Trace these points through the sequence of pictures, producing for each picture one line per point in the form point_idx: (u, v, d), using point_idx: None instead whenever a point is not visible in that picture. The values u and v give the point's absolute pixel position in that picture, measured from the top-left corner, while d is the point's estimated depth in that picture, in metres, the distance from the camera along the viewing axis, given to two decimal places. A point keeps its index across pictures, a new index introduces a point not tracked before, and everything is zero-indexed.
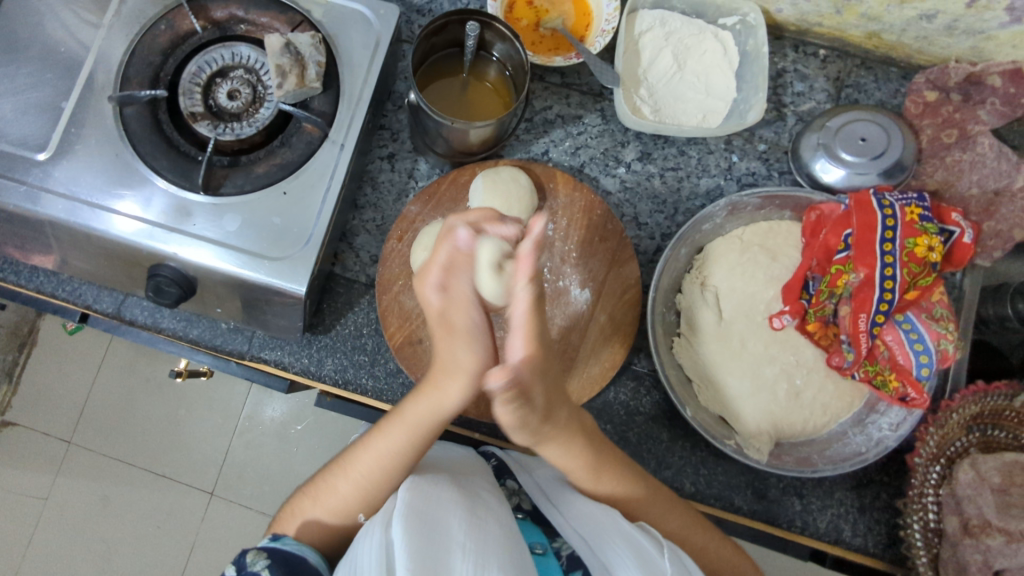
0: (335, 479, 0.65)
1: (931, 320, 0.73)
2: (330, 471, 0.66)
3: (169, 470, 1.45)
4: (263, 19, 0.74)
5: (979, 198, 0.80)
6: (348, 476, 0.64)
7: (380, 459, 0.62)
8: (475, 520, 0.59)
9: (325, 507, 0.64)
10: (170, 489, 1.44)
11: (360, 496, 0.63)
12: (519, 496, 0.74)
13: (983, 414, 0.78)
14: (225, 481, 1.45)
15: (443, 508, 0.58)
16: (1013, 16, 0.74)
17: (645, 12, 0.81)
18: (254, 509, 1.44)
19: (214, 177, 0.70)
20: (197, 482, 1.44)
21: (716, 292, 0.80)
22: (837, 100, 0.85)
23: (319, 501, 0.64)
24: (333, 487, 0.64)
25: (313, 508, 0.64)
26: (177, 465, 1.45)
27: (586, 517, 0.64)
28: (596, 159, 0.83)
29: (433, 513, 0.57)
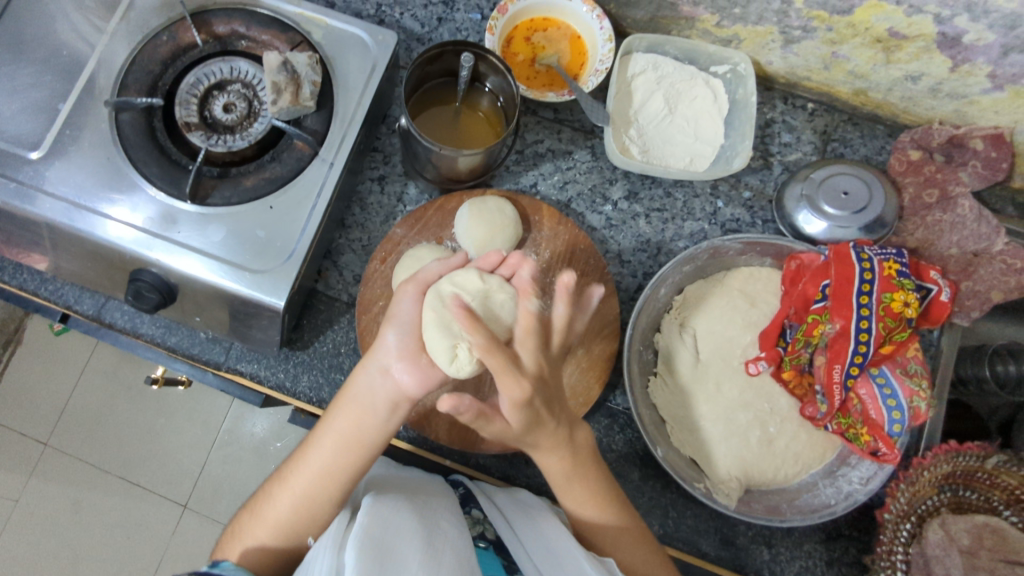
0: (273, 489, 0.65)
1: (906, 376, 0.73)
2: (272, 483, 0.66)
3: (143, 479, 1.43)
4: (263, 37, 0.76)
5: (958, 258, 0.82)
6: (283, 485, 0.64)
7: (316, 465, 0.63)
8: (431, 551, 0.58)
9: (268, 527, 0.63)
10: (143, 498, 1.42)
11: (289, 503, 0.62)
12: (483, 524, 0.72)
13: (955, 473, 0.77)
14: (199, 494, 1.43)
15: (400, 535, 0.58)
16: (995, 83, 0.75)
17: (638, 55, 0.83)
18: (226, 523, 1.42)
19: (202, 188, 0.70)
20: (172, 493, 1.43)
21: (693, 334, 0.80)
22: (823, 153, 0.87)
23: (257, 515, 0.64)
24: (270, 499, 0.64)
25: (257, 527, 0.63)
26: (153, 474, 1.43)
27: (546, 548, 0.64)
28: (583, 196, 0.84)
29: (390, 540, 0.57)
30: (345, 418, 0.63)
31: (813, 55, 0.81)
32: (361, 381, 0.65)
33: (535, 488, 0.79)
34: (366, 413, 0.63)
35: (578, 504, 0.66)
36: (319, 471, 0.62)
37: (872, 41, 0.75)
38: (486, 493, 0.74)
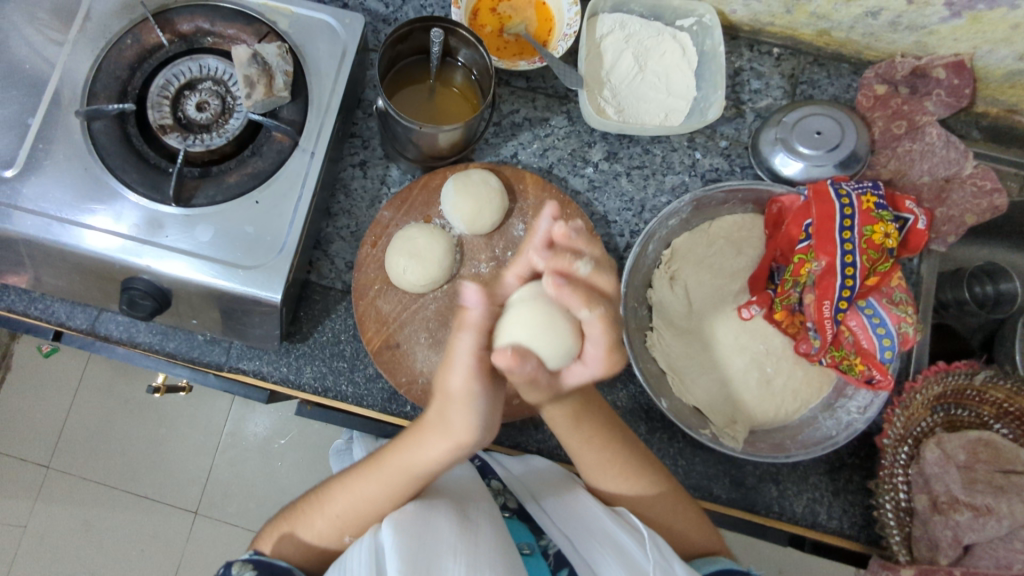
0: (312, 513, 0.65)
1: (892, 304, 0.75)
2: (311, 500, 0.66)
3: (151, 491, 1.43)
4: (229, 31, 0.75)
5: (930, 185, 0.84)
6: (325, 513, 0.64)
7: (364, 510, 0.63)
8: (468, 523, 0.61)
9: (302, 534, 0.65)
10: (153, 511, 1.42)
11: (334, 532, 0.64)
12: (505, 494, 0.75)
13: (947, 393, 0.80)
14: (210, 499, 1.43)
15: (437, 510, 0.61)
16: (952, 11, 0.77)
17: (604, 16, 0.84)
18: (242, 526, 1.42)
19: (185, 189, 0.70)
20: (182, 502, 1.43)
21: (684, 286, 0.81)
22: (793, 96, 0.89)
23: (294, 522, 0.65)
24: (311, 520, 0.65)
25: (289, 528, 0.65)
26: (160, 485, 1.43)
27: (571, 515, 0.67)
28: (564, 160, 0.85)
29: (429, 517, 0.59)
30: (400, 468, 0.60)
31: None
32: (421, 459, 0.59)
33: (546, 452, 0.80)
34: (427, 478, 0.61)
35: (599, 468, 0.68)
36: (367, 512, 0.63)
37: None
38: (531, 492, 0.72)
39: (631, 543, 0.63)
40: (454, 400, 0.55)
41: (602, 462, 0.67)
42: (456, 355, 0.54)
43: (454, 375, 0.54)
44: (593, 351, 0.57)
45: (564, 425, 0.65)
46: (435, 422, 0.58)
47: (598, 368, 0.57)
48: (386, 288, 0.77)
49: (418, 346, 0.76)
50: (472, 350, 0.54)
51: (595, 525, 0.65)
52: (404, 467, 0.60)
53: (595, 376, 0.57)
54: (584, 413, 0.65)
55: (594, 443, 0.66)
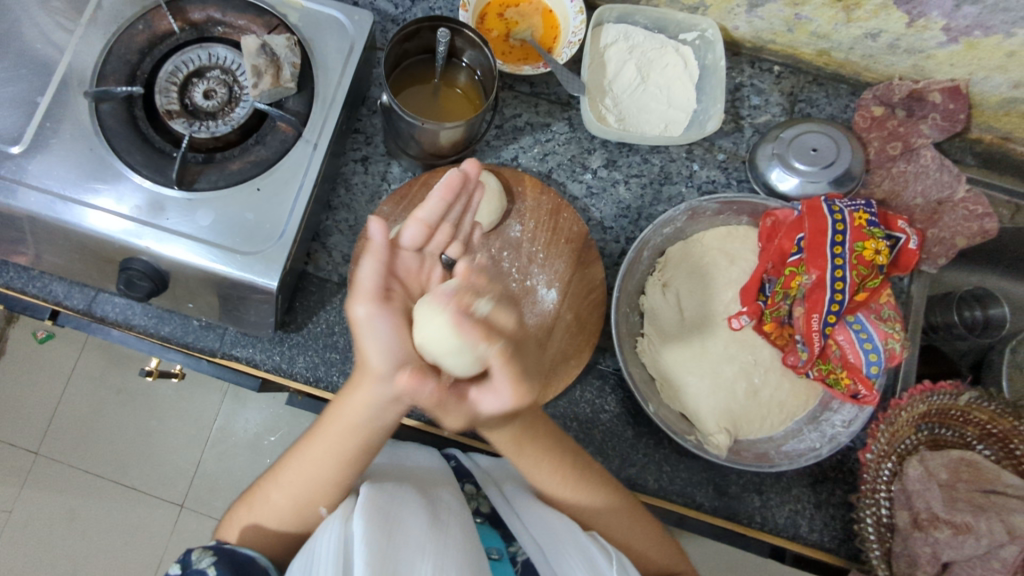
0: (268, 489, 0.65)
1: (880, 320, 0.76)
2: (267, 479, 0.67)
3: (138, 482, 1.42)
4: (240, 22, 0.77)
5: (923, 207, 0.85)
6: (279, 486, 0.65)
7: (314, 473, 0.63)
8: (436, 520, 0.62)
9: (259, 515, 0.65)
10: (139, 501, 1.42)
11: (290, 506, 0.64)
12: (478, 499, 0.77)
13: (931, 412, 0.80)
14: (196, 492, 1.42)
15: (406, 507, 0.61)
16: (950, 36, 0.79)
17: (609, 26, 0.86)
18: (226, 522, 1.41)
19: (188, 173, 0.71)
20: (168, 494, 1.42)
21: (676, 294, 0.82)
22: (791, 114, 0.90)
23: (252, 507, 0.66)
24: (266, 496, 0.65)
25: (249, 515, 0.66)
26: (147, 476, 1.43)
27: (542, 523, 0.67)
28: (563, 166, 0.87)
29: (398, 511, 0.59)
30: (339, 421, 0.61)
31: (777, 18, 0.84)
32: (358, 408, 0.59)
33: None
34: (368, 430, 0.60)
35: (560, 492, 0.69)
36: (318, 482, 0.63)
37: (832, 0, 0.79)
38: (493, 482, 0.74)
39: (600, 560, 0.63)
40: (360, 326, 0.55)
41: (547, 472, 0.67)
42: (362, 278, 0.55)
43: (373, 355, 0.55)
44: (501, 378, 0.53)
45: (509, 454, 0.65)
46: (360, 369, 0.58)
47: (508, 395, 0.54)
48: None
49: None
50: (373, 275, 0.55)
51: (559, 527, 0.66)
52: (339, 423, 0.61)
53: (506, 407, 0.55)
54: (526, 439, 0.63)
55: (546, 465, 0.66)
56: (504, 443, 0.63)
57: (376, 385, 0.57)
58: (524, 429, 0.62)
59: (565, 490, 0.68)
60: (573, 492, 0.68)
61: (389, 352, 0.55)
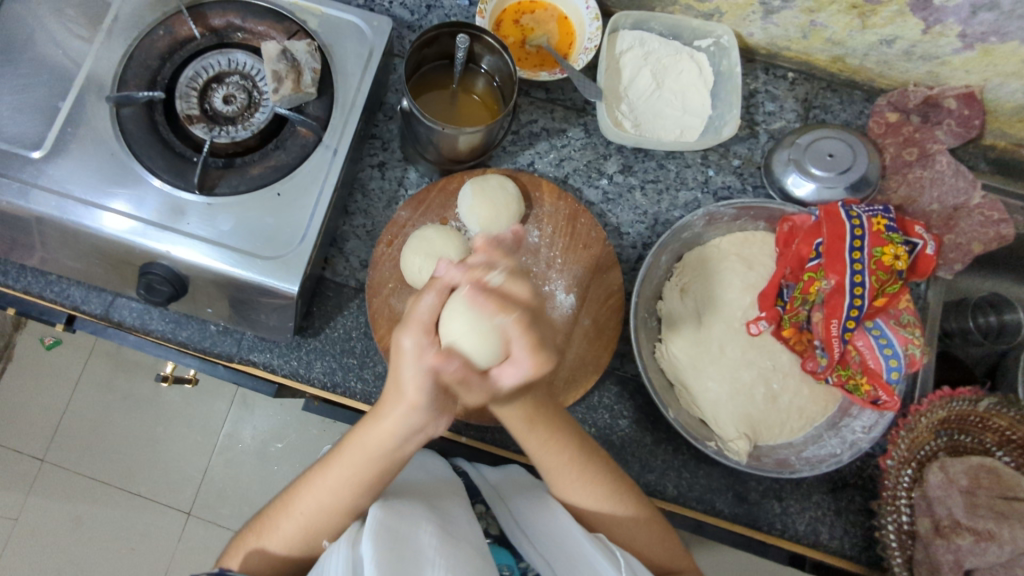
0: (277, 516, 0.64)
1: (899, 326, 0.75)
2: (275, 506, 0.66)
3: (145, 489, 1.42)
4: (260, 28, 0.77)
5: (939, 213, 0.85)
6: (289, 514, 0.63)
7: (328, 503, 0.63)
8: (446, 535, 0.62)
9: (268, 542, 0.64)
10: (146, 510, 1.41)
11: (302, 534, 0.63)
12: (487, 518, 0.77)
13: (950, 419, 0.80)
14: (204, 500, 1.42)
15: (415, 523, 0.61)
16: (965, 43, 0.80)
17: (625, 33, 0.87)
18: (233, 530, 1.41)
19: (209, 178, 0.71)
20: (176, 502, 1.42)
21: (695, 300, 0.81)
22: (805, 120, 0.91)
23: (261, 534, 0.64)
24: (277, 525, 0.64)
25: (256, 541, 0.64)
26: (155, 484, 1.42)
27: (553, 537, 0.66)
28: (579, 171, 0.87)
29: (407, 528, 0.59)
30: (370, 449, 0.61)
31: (792, 25, 0.85)
32: (387, 437, 0.61)
33: None
34: (392, 459, 0.62)
35: (574, 491, 0.69)
36: (336, 507, 0.63)
37: (848, 7, 0.79)
38: (503, 497, 0.73)
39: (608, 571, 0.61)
40: (405, 357, 0.57)
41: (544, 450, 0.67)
42: (416, 313, 0.59)
43: (406, 385, 0.58)
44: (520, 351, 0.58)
45: (520, 431, 0.66)
46: (392, 396, 0.60)
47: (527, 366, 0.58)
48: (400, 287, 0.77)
49: None
50: (432, 310, 0.59)
51: (575, 550, 0.64)
52: (367, 454, 0.61)
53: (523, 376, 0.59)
54: (538, 419, 0.66)
55: (553, 447, 0.66)
56: (514, 418, 0.65)
57: (409, 410, 0.59)
58: (536, 407, 0.65)
59: (566, 475, 0.68)
60: (588, 492, 0.68)
61: (420, 385, 0.58)
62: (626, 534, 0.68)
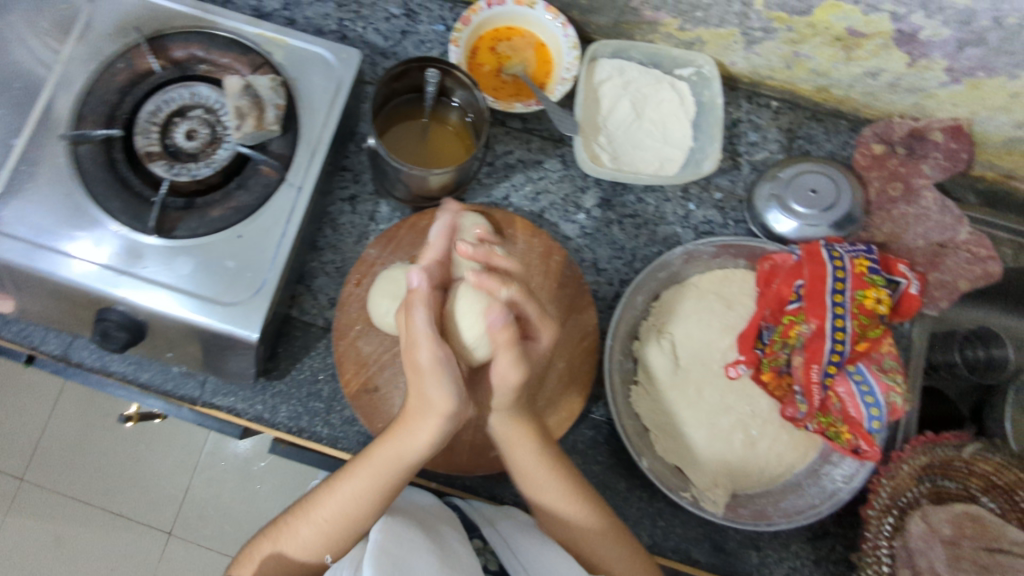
0: (297, 521, 0.62)
1: (882, 371, 0.73)
2: (297, 513, 0.63)
3: (127, 509, 1.40)
4: (224, 59, 0.74)
5: (925, 249, 0.84)
6: (310, 518, 0.62)
7: (354, 507, 0.62)
8: (448, 565, 0.60)
9: (286, 547, 0.62)
10: (128, 529, 1.39)
11: (320, 542, 0.61)
12: (485, 554, 0.70)
13: (933, 464, 0.78)
14: (185, 521, 1.40)
15: (417, 549, 0.59)
16: (952, 77, 0.77)
17: (604, 61, 0.84)
18: (217, 550, 1.40)
19: (167, 220, 0.69)
20: (157, 522, 1.40)
21: (672, 340, 0.79)
22: (789, 151, 0.88)
23: (278, 539, 0.62)
24: (295, 530, 0.62)
25: (274, 547, 0.62)
26: (135, 503, 1.40)
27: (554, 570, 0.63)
28: (556, 205, 0.84)
29: (409, 555, 0.58)
30: (397, 452, 0.62)
31: (774, 55, 0.82)
32: (407, 438, 0.62)
33: (523, 506, 0.78)
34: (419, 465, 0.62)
35: (562, 507, 0.67)
36: (352, 512, 0.62)
37: (832, 40, 0.77)
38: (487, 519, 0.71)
39: None
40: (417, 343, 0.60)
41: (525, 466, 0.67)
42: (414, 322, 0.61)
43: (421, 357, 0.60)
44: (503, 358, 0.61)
45: (521, 449, 0.67)
46: (418, 408, 0.61)
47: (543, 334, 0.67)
48: (368, 328, 0.75)
49: (399, 391, 0.74)
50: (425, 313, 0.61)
51: None
52: (395, 456, 0.62)
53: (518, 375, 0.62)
54: (529, 429, 0.67)
55: (544, 464, 0.67)
56: (516, 436, 0.67)
57: (439, 404, 0.60)
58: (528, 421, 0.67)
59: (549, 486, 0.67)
60: (590, 516, 0.67)
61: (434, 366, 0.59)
62: (596, 545, 0.67)
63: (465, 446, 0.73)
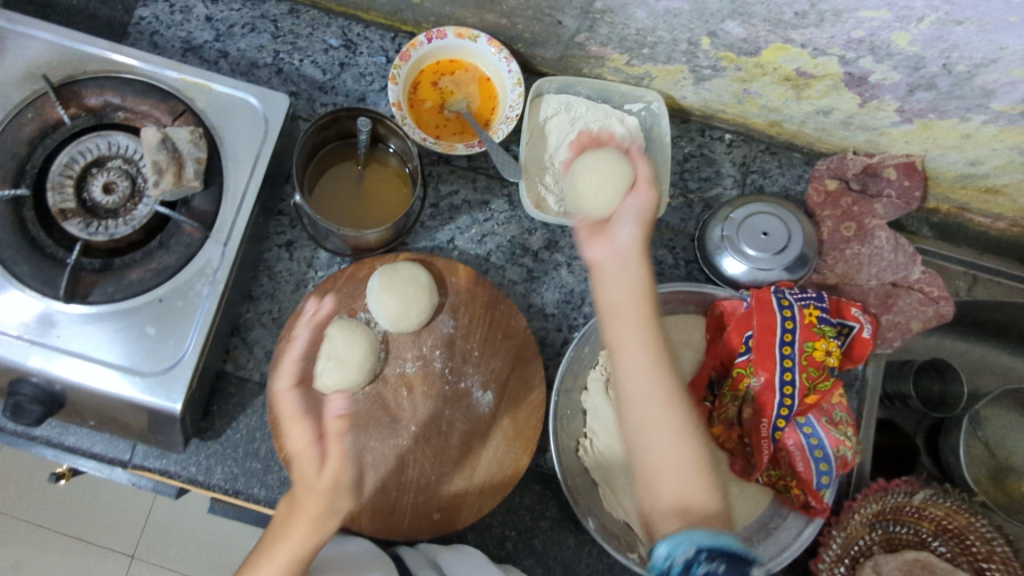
0: None
1: (832, 425, 0.72)
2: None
3: (87, 531, 1.27)
4: (142, 107, 0.70)
5: (877, 291, 0.82)
6: None
7: (296, 559, 0.57)
8: None
9: None
10: (87, 553, 1.26)
11: None
12: None
13: (886, 510, 0.78)
14: (148, 543, 1.28)
15: None
16: (904, 117, 0.75)
17: (550, 97, 0.80)
18: (180, 573, 1.27)
19: (81, 284, 0.65)
20: (118, 545, 1.27)
21: (620, 389, 0.78)
22: (743, 186, 0.86)
23: None
24: None
25: None
26: (97, 527, 1.27)
27: None
28: (502, 248, 0.82)
29: None
30: (308, 507, 0.58)
31: (725, 91, 0.80)
32: (313, 493, 0.58)
33: None
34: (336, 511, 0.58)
35: (669, 445, 0.57)
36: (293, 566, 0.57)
37: (781, 79, 0.75)
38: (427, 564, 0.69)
39: None
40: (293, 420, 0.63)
41: (646, 347, 0.60)
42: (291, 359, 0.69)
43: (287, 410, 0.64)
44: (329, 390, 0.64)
45: (635, 352, 0.59)
46: (304, 489, 0.59)
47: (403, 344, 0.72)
48: None
49: None
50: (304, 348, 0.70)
51: None
52: (315, 502, 0.58)
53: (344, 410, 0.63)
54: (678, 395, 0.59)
55: (662, 375, 0.59)
56: (631, 325, 0.60)
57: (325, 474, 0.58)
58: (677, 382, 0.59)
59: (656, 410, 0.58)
60: (690, 443, 0.57)
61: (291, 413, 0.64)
62: (670, 477, 0.56)
63: (407, 511, 0.71)
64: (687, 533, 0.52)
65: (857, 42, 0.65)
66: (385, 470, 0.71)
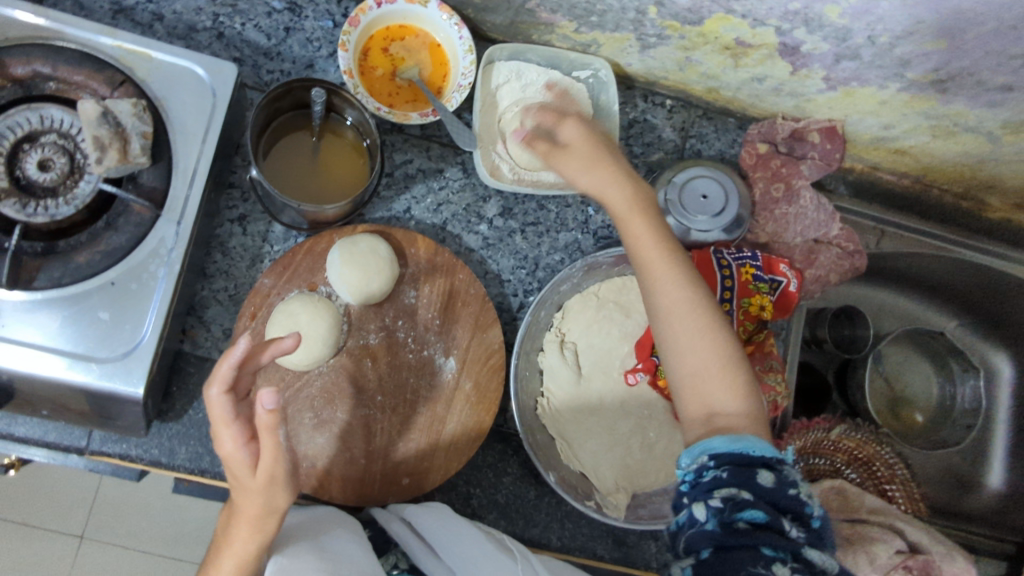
0: None
1: (764, 373, 0.80)
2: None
3: (29, 516, 1.19)
4: (76, 77, 0.65)
5: (802, 247, 0.90)
6: None
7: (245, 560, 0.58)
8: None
9: None
10: (30, 538, 1.18)
11: None
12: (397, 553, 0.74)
13: (808, 445, 0.91)
14: (97, 522, 1.20)
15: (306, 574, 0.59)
16: (829, 85, 0.81)
17: (501, 64, 0.80)
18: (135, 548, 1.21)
19: (24, 269, 0.61)
20: (65, 526, 1.19)
21: (574, 349, 0.82)
22: (682, 150, 0.91)
23: None
24: None
25: None
26: (39, 509, 1.19)
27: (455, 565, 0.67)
28: (458, 216, 0.83)
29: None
30: (244, 507, 0.57)
31: (668, 59, 0.83)
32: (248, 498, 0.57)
33: None
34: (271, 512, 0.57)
35: (692, 341, 0.58)
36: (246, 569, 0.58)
37: (721, 48, 0.78)
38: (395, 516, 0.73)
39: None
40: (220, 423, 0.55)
41: (669, 262, 0.61)
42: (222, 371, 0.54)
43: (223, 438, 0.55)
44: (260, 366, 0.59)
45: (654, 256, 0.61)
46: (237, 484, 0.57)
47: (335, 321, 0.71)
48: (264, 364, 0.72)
49: (302, 427, 0.72)
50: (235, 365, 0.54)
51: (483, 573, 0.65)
52: (251, 508, 0.57)
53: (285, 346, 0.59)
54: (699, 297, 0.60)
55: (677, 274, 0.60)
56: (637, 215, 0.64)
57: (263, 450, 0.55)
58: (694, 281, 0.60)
59: (682, 323, 0.59)
60: (717, 343, 0.58)
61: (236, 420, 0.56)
62: (710, 384, 0.57)
63: (377, 478, 0.74)
64: (749, 438, 0.53)
65: (793, 14, 0.69)
66: (353, 439, 0.73)
